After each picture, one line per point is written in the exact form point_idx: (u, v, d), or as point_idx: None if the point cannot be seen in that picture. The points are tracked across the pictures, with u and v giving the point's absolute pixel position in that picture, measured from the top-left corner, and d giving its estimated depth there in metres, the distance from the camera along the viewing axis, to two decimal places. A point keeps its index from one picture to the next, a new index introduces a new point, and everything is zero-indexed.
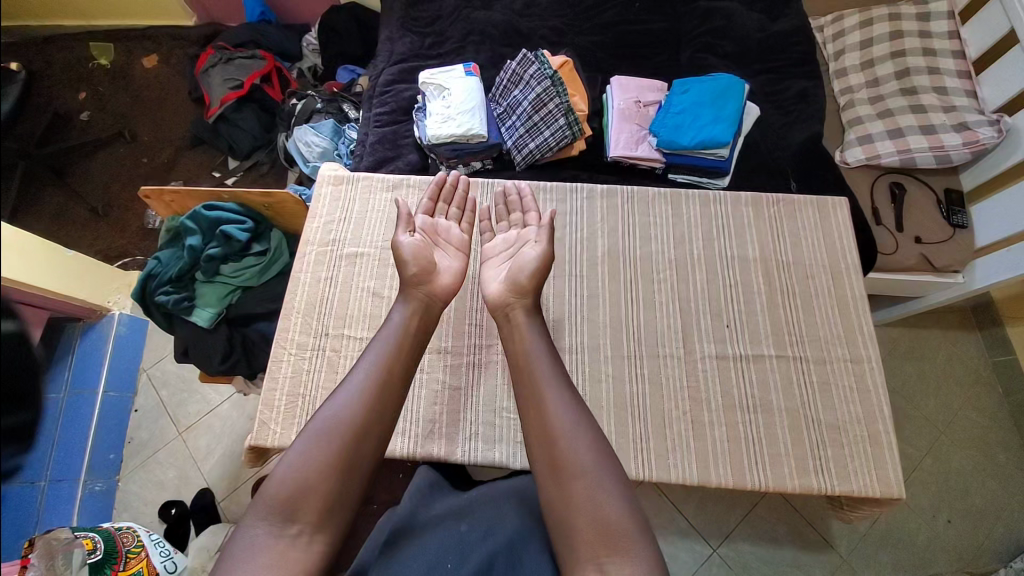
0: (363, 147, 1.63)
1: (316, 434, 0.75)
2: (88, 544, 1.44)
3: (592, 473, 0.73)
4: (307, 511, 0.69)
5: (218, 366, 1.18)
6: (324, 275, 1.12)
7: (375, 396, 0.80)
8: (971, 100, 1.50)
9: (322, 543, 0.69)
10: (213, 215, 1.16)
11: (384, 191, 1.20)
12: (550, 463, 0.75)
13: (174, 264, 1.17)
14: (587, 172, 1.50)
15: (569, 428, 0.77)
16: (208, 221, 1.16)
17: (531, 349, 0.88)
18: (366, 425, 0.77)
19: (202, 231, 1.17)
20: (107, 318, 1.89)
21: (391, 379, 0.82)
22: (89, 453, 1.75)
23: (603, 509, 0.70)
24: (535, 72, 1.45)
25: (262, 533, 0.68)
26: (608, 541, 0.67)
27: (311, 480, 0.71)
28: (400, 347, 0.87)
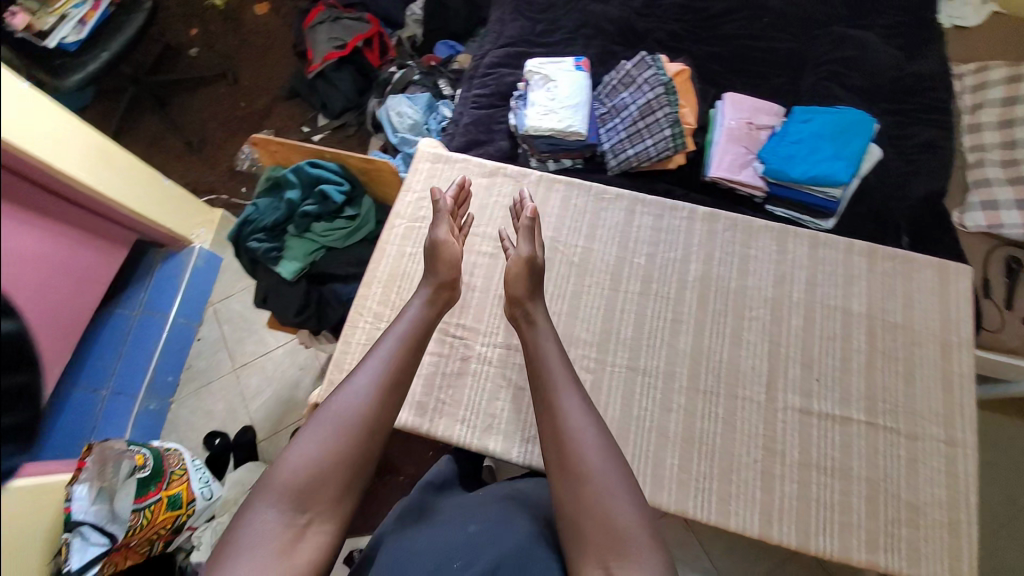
0: (457, 126, 1.63)
1: (327, 423, 0.76)
2: (139, 459, 1.56)
3: (605, 476, 0.72)
4: (316, 503, 0.72)
5: (292, 318, 1.21)
6: (408, 251, 1.13)
7: (385, 388, 0.81)
8: None
9: (328, 534, 0.72)
10: (315, 173, 1.20)
11: (479, 175, 1.18)
12: (563, 460, 0.74)
13: (270, 214, 1.21)
14: (683, 189, 1.43)
15: (581, 426, 0.76)
16: (309, 178, 1.20)
17: (542, 347, 0.88)
18: (377, 415, 0.79)
19: (301, 186, 1.21)
20: (187, 249, 1.99)
21: (402, 372, 0.84)
22: (151, 373, 1.87)
23: (617, 515, 0.68)
24: (649, 77, 1.40)
25: (271, 521, 0.69)
26: (616, 546, 0.66)
27: (324, 469, 0.73)
28: (411, 341, 0.88)
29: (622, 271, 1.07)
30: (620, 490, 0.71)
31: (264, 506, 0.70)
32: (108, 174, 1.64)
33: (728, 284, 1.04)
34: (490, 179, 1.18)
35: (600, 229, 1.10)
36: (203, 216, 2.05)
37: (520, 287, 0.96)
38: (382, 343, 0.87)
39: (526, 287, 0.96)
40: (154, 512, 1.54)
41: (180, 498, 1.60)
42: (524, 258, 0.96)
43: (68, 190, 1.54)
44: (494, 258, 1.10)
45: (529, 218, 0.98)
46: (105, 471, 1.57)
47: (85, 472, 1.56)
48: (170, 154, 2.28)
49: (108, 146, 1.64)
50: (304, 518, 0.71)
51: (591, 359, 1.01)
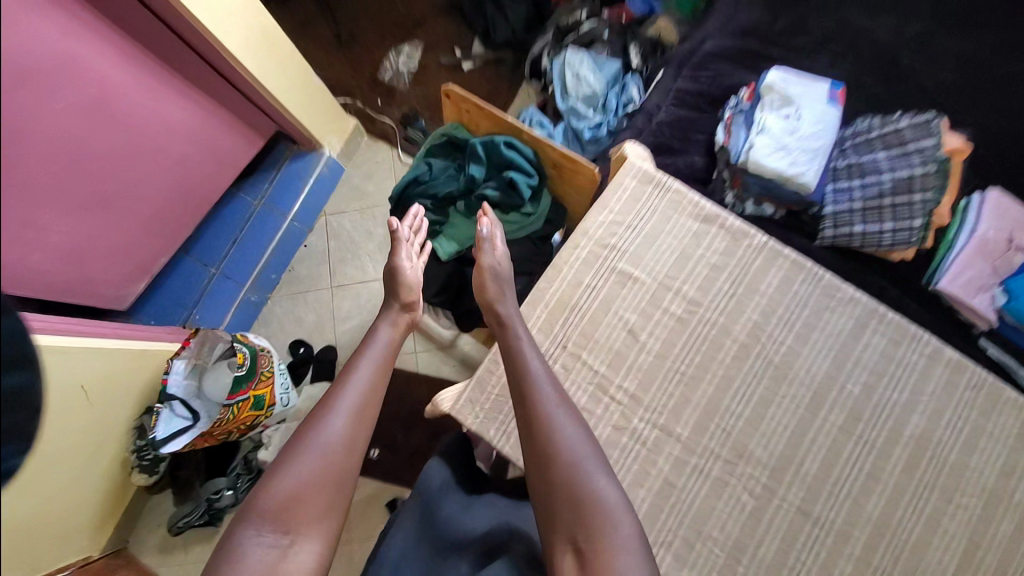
0: (648, 122, 1.41)
1: (308, 448, 0.77)
2: (240, 357, 1.57)
3: (582, 463, 0.75)
4: (299, 520, 0.73)
5: (432, 296, 1.15)
6: (587, 281, 0.99)
7: (358, 410, 0.83)
8: None
9: (316, 550, 0.73)
10: (508, 155, 1.06)
11: (691, 218, 0.99)
12: (535, 443, 0.76)
13: (446, 183, 1.11)
14: (895, 289, 1.20)
15: (556, 411, 0.79)
16: (502, 159, 1.07)
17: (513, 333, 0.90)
18: (351, 438, 0.80)
19: (489, 165, 1.09)
20: (316, 153, 1.91)
21: (368, 399, 0.86)
22: (259, 266, 1.90)
23: (590, 495, 0.72)
24: (926, 147, 1.15)
25: (259, 544, 0.70)
26: (590, 526, 0.69)
27: (304, 487, 0.74)
28: (381, 363, 0.90)
29: (827, 395, 0.91)
30: (604, 483, 0.73)
31: (253, 526, 0.71)
32: (280, 75, 1.46)
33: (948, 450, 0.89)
34: (703, 227, 0.99)
35: (815, 334, 0.93)
36: (336, 124, 1.92)
37: (488, 291, 0.97)
38: (356, 368, 0.88)
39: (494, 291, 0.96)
40: (240, 408, 1.58)
41: (263, 400, 1.64)
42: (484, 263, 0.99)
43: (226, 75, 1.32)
44: (683, 323, 0.95)
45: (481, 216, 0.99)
46: (202, 351, 1.65)
47: (185, 351, 1.61)
48: (317, 43, 2.16)
49: (269, 33, 1.35)
50: (287, 538, 0.71)
51: (758, 483, 0.89)
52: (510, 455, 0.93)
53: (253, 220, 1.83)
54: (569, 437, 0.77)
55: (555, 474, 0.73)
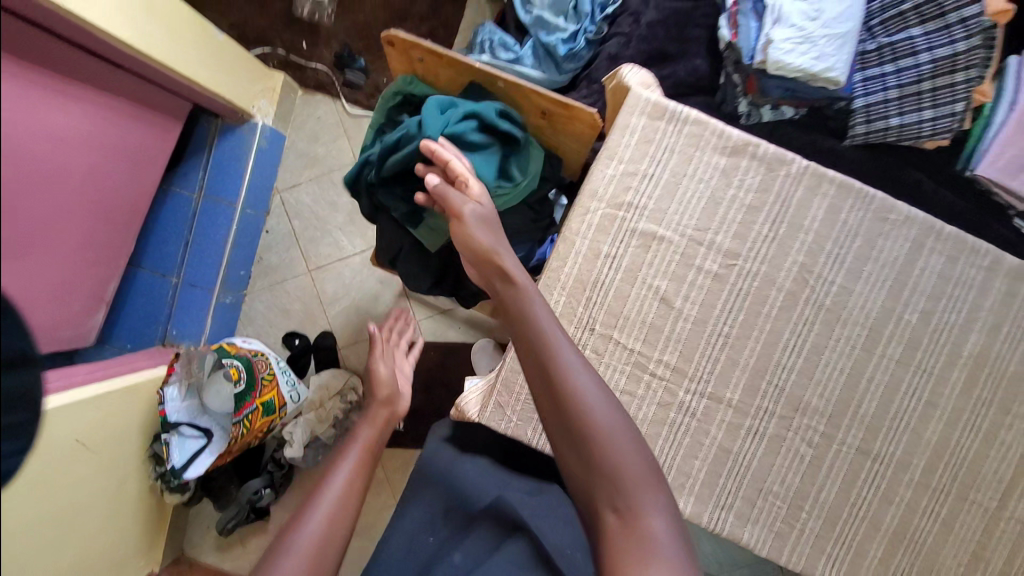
0: (635, 24, 1.16)
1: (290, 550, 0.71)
2: (233, 372, 1.44)
3: (588, 394, 0.65)
4: None
5: (427, 289, 1.05)
6: (606, 250, 0.85)
7: (346, 490, 0.81)
8: None
9: None
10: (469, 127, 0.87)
11: (717, 153, 0.83)
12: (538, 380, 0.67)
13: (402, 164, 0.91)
14: (931, 180, 1.08)
15: (557, 338, 0.68)
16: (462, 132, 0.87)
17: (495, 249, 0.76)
18: (338, 520, 0.76)
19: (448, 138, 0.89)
20: (249, 125, 1.61)
21: (352, 485, 0.83)
22: (224, 268, 1.67)
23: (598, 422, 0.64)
24: (971, 14, 0.94)
25: None
26: (601, 455, 0.63)
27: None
28: (367, 452, 0.90)
29: (884, 328, 0.83)
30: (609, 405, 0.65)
31: None
32: (162, 36, 1.21)
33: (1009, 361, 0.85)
34: (733, 161, 0.83)
35: (869, 266, 0.82)
36: (263, 83, 1.61)
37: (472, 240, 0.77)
38: (343, 456, 0.88)
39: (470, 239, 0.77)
40: (253, 420, 1.49)
41: (273, 404, 1.55)
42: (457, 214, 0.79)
43: (81, 36, 1.07)
44: (720, 280, 0.84)
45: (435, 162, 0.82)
46: (192, 368, 1.51)
47: (174, 375, 1.49)
48: None
49: None
50: None
51: (817, 433, 0.85)
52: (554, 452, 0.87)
53: (200, 218, 1.63)
54: (573, 366, 0.66)
55: (566, 414, 0.65)
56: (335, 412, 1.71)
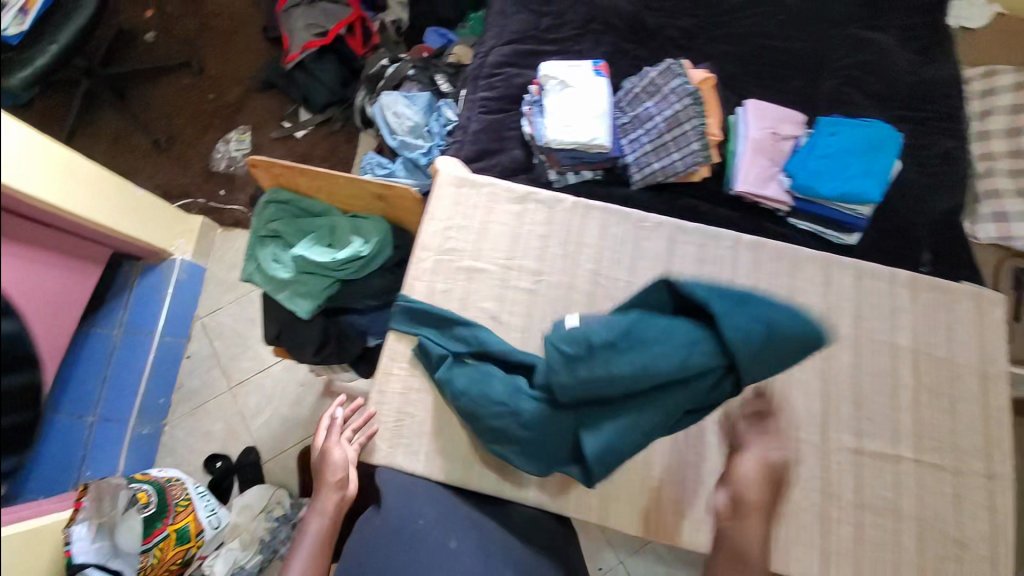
0: (465, 133, 1.52)
1: None
2: (142, 497, 1.44)
3: None
4: None
5: (310, 356, 1.14)
6: (440, 287, 1.05)
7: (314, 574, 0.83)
8: None
9: None
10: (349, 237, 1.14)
11: (509, 202, 1.10)
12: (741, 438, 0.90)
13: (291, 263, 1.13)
14: (708, 203, 1.39)
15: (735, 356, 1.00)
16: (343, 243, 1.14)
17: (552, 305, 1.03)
18: None
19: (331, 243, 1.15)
20: (169, 262, 1.82)
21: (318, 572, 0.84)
22: (140, 396, 1.74)
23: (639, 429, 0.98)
24: (676, 86, 1.33)
25: None
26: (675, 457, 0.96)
27: None
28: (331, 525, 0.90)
29: None
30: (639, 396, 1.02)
31: None
32: (76, 192, 1.44)
33: (783, 307, 1.00)
34: (522, 206, 1.10)
35: (641, 262, 1.05)
36: (181, 226, 1.85)
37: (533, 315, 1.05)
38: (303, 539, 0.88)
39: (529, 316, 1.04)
40: (164, 548, 1.45)
41: (188, 530, 1.50)
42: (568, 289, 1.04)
43: None
44: (534, 294, 1.04)
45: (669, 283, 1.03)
46: (104, 506, 1.44)
47: (81, 512, 1.42)
48: (136, 155, 2.08)
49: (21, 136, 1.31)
50: None
51: None
52: (426, 472, 0.95)
53: (117, 351, 1.69)
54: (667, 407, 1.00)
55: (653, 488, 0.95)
56: (261, 531, 1.63)
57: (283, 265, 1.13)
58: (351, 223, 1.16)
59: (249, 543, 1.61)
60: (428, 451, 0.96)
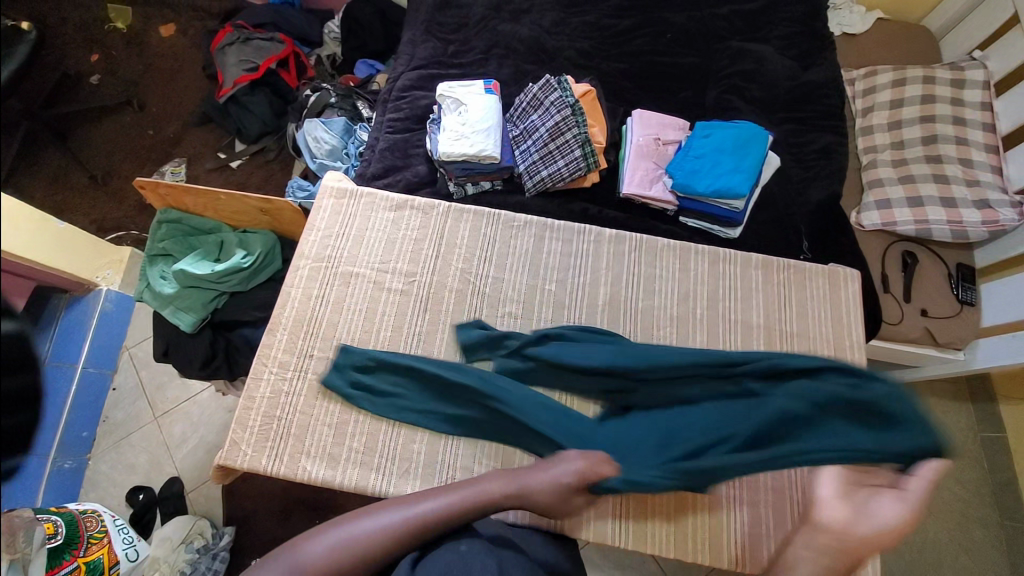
0: (372, 152, 1.58)
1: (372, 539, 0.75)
2: (50, 527, 1.24)
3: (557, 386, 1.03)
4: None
5: (197, 371, 1.16)
6: (316, 293, 1.09)
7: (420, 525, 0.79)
8: (970, 192, 1.45)
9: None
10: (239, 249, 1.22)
11: (385, 210, 1.16)
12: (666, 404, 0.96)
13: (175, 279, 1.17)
14: (597, 206, 1.46)
15: None
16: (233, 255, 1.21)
17: (439, 299, 1.09)
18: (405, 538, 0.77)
19: (221, 259, 1.22)
20: (94, 293, 1.72)
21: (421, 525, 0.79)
22: (62, 429, 1.60)
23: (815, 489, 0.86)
24: (555, 99, 1.44)
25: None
26: None
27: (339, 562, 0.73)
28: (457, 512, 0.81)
29: (534, 299, 1.09)
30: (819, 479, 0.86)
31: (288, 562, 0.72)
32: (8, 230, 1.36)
33: (641, 293, 1.09)
34: (398, 213, 1.17)
35: (510, 259, 1.12)
36: (110, 256, 1.77)
37: (410, 308, 1.08)
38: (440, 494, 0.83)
39: (410, 305, 1.08)
40: None
41: (103, 563, 1.29)
42: (453, 283, 1.10)
43: None
44: (406, 293, 1.09)
45: (553, 288, 1.10)
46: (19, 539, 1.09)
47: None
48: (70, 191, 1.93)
49: None
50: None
51: None
52: (288, 474, 0.96)
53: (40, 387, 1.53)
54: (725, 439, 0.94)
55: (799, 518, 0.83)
56: (181, 563, 1.49)
57: (170, 282, 1.18)
58: (238, 237, 1.24)
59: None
60: (293, 452, 0.97)
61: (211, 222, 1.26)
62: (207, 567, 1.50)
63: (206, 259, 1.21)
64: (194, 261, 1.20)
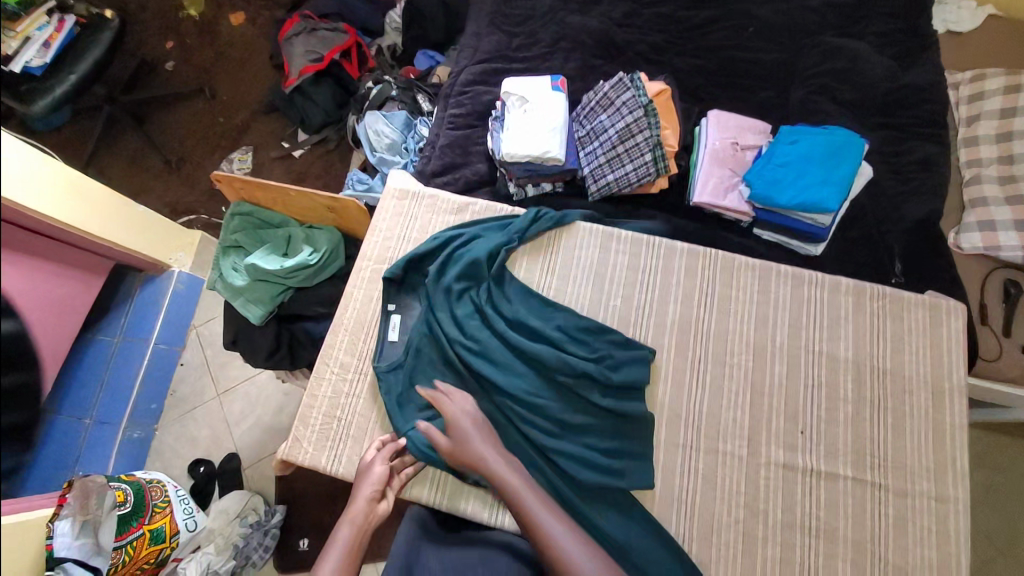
0: (432, 148, 1.56)
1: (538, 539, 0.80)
2: (119, 495, 1.31)
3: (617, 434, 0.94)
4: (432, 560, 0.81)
5: (262, 362, 1.19)
6: (377, 295, 1.09)
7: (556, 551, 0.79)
8: None
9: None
10: (305, 245, 1.24)
11: (448, 213, 1.15)
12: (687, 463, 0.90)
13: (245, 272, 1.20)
14: (664, 214, 1.38)
15: (682, 371, 0.99)
16: (298, 251, 1.23)
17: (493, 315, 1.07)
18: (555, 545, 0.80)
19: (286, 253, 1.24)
20: (166, 274, 1.78)
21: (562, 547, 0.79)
22: (133, 401, 1.68)
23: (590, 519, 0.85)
24: (628, 99, 1.36)
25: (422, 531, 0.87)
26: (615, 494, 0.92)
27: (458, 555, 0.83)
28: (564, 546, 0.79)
29: (598, 313, 1.05)
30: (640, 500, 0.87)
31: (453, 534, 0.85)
32: (79, 213, 1.41)
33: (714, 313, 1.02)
34: (460, 218, 1.15)
35: (574, 271, 1.08)
36: (182, 239, 1.81)
37: None
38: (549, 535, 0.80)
39: None
40: (136, 549, 1.30)
41: (165, 531, 1.37)
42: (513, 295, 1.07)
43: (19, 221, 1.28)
44: None
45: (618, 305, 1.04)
46: (90, 503, 1.27)
47: (65, 507, 1.23)
48: (147, 175, 2.03)
49: (40, 157, 1.31)
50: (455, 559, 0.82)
51: None
52: (345, 475, 0.98)
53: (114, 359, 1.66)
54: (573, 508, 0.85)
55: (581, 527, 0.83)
56: (234, 537, 1.53)
57: (241, 274, 1.22)
58: (305, 233, 1.26)
59: (222, 549, 1.51)
60: (351, 454, 0.98)
61: (280, 217, 1.28)
62: (258, 543, 1.54)
63: (274, 253, 1.23)
64: (263, 255, 1.22)
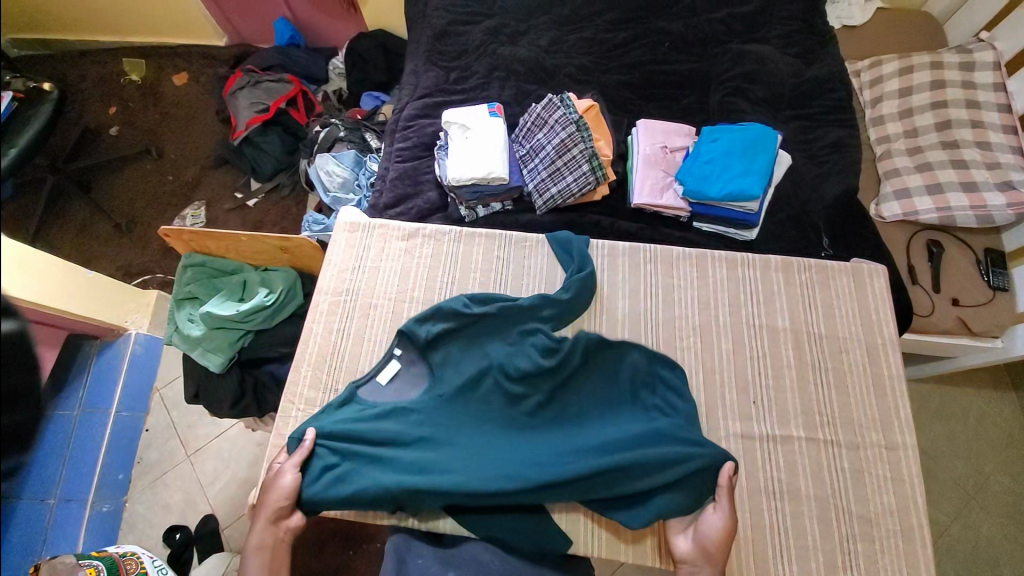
0: (383, 181, 1.60)
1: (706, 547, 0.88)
2: (91, 572, 1.24)
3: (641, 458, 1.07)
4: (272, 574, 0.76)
5: (228, 411, 1.18)
6: (337, 326, 1.11)
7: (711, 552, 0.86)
8: (992, 175, 1.41)
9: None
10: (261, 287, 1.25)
11: (398, 240, 1.19)
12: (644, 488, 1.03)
13: (201, 321, 1.20)
14: (609, 218, 1.46)
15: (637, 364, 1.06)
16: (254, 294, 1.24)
17: None
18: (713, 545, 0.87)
19: (241, 299, 1.24)
20: (123, 338, 1.71)
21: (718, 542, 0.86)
22: (99, 472, 1.59)
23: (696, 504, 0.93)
24: (560, 116, 1.45)
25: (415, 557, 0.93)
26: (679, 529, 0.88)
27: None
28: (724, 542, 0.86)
29: None
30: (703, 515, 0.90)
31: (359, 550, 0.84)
32: (31, 282, 1.37)
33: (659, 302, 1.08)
34: (411, 242, 1.20)
35: (524, 280, 1.14)
36: (139, 300, 1.76)
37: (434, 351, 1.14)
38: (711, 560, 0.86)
39: None
40: None
41: None
42: None
43: None
44: None
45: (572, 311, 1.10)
46: None
47: None
48: (96, 241, 1.99)
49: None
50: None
51: None
52: (318, 508, 1.01)
53: (76, 432, 1.58)
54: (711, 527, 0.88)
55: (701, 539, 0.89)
56: None
57: (198, 324, 1.21)
58: (260, 276, 1.27)
59: None
60: None
61: (234, 264, 1.29)
62: None
63: (231, 299, 1.24)
64: (219, 302, 1.23)
